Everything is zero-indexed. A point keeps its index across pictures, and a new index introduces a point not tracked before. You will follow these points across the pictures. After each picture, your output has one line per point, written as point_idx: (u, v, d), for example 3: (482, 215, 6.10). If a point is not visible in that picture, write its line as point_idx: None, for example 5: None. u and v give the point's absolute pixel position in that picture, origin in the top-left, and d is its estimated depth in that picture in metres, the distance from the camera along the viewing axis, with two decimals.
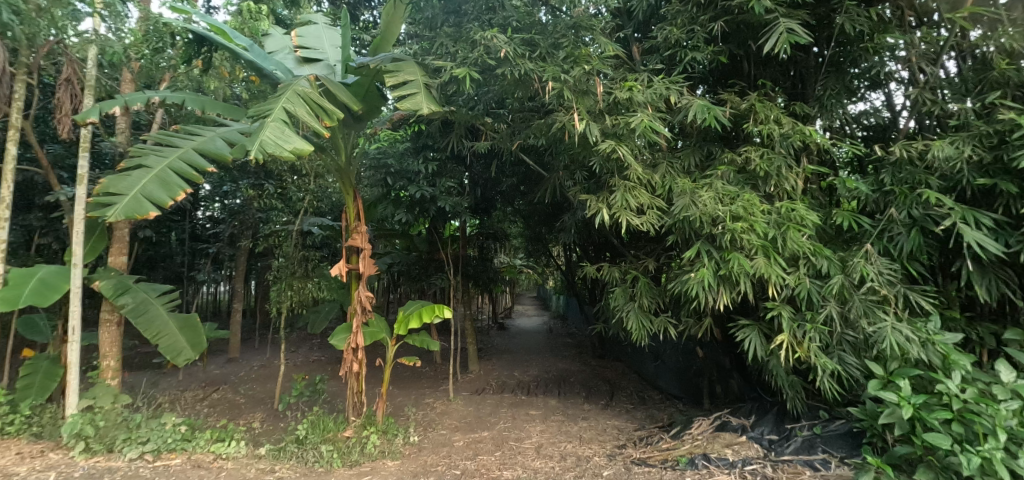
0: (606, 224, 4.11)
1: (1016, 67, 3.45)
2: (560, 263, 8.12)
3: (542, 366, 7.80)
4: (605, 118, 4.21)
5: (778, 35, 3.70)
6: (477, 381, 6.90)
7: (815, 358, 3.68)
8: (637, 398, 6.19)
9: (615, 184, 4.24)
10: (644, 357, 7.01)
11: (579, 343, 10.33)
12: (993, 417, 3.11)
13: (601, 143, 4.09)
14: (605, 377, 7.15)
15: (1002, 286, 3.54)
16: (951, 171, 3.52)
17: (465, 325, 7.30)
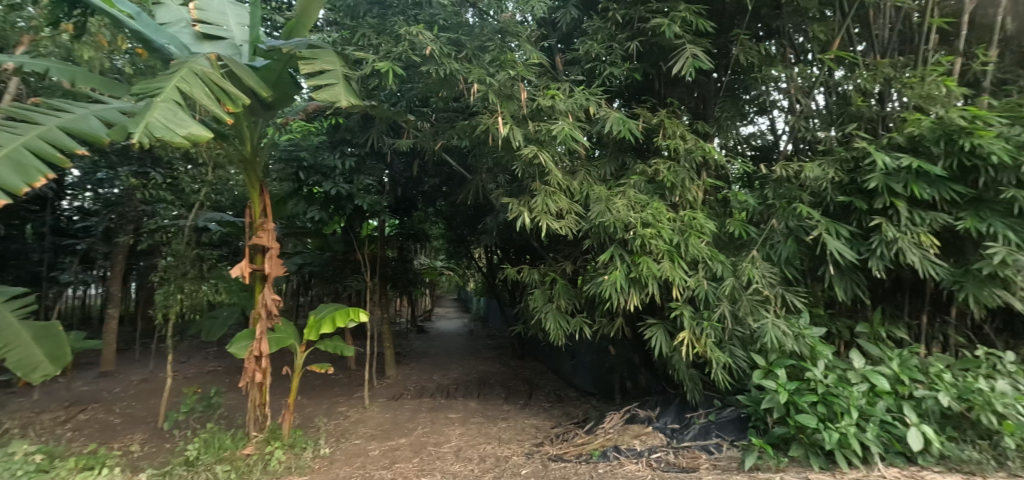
0: (528, 227, 4.23)
1: (868, 104, 4.09)
2: (481, 265, 8.14)
3: (461, 369, 7.74)
4: (529, 124, 4.33)
5: (685, 59, 4.09)
6: (394, 386, 6.68)
7: (711, 353, 4.09)
8: (554, 396, 6.39)
9: (536, 189, 4.39)
10: (562, 357, 7.23)
11: (498, 344, 10.41)
12: (848, 398, 3.66)
13: (524, 148, 4.20)
14: (524, 377, 7.29)
15: (856, 287, 4.18)
16: (819, 190, 4.10)
17: (382, 329, 7.05)
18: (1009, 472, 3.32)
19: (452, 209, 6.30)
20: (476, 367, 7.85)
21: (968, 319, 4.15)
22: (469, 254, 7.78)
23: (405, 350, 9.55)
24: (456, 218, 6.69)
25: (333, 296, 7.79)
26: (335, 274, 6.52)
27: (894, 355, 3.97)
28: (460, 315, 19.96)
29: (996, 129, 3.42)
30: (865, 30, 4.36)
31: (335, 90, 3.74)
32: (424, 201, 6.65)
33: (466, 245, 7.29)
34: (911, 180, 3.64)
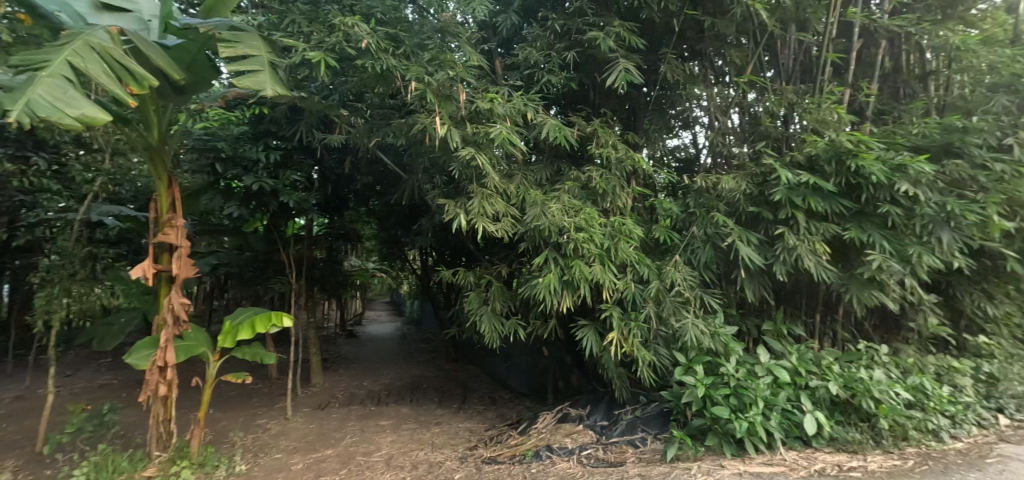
0: (464, 229, 4.21)
1: (775, 125, 4.53)
2: (416, 267, 8.03)
3: (393, 374, 7.54)
4: (467, 126, 4.31)
5: (618, 72, 4.28)
6: (320, 395, 6.36)
7: (638, 352, 4.32)
8: (488, 398, 6.40)
9: (473, 191, 4.39)
10: (495, 359, 7.25)
11: (433, 348, 10.28)
12: (755, 390, 4.01)
13: (461, 150, 4.18)
14: (455, 382, 7.21)
15: (763, 290, 4.62)
16: (733, 200, 4.47)
17: (308, 334, 6.70)
18: (884, 449, 3.78)
19: (386, 209, 6.13)
20: (408, 372, 7.67)
21: (852, 317, 4.72)
22: (404, 256, 7.61)
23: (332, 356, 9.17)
24: (390, 219, 6.49)
25: (253, 299, 7.30)
26: (256, 277, 6.13)
27: (793, 350, 4.42)
28: (393, 319, 19.43)
29: (876, 152, 3.88)
30: (774, 59, 4.82)
31: (259, 77, 3.51)
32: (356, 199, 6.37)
33: (401, 247, 7.15)
34: (807, 195, 4.05)
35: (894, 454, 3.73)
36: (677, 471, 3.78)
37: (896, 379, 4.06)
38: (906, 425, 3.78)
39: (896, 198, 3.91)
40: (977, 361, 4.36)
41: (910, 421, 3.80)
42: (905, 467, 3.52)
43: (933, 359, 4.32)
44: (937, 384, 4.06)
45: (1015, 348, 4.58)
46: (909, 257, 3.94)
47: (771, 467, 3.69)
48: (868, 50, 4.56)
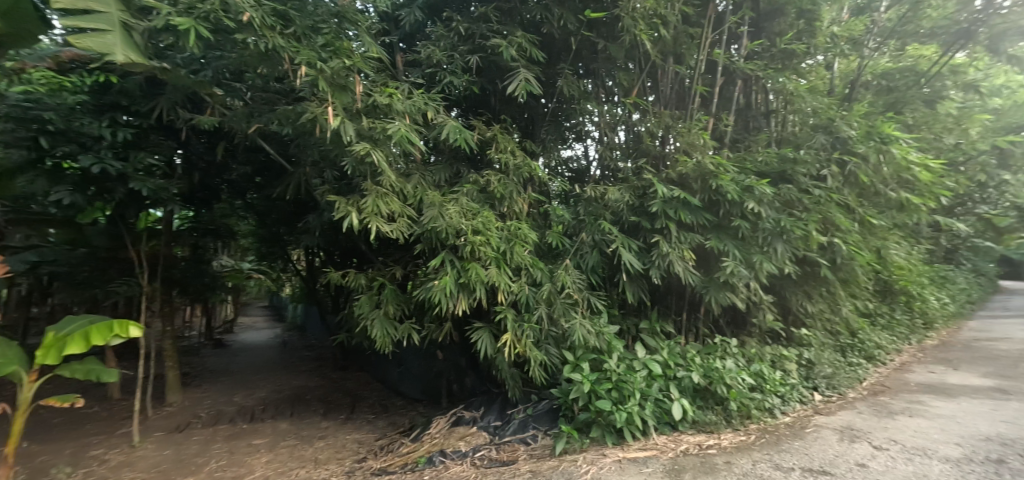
0: (356, 228, 3.98)
1: (654, 144, 5.03)
2: (301, 268, 7.53)
3: (269, 388, 6.92)
4: (362, 120, 4.09)
5: (518, 81, 4.41)
6: (177, 416, 5.60)
7: (530, 351, 4.47)
8: (379, 407, 6.15)
9: (366, 188, 4.17)
10: (386, 365, 6.92)
11: (318, 357, 9.66)
12: (633, 383, 4.39)
13: (355, 145, 3.96)
14: (339, 394, 6.75)
15: (641, 292, 5.08)
16: (618, 210, 4.82)
17: (166, 344, 6.01)
18: (734, 428, 4.38)
19: (266, 203, 5.59)
20: (287, 385, 7.08)
21: (711, 315, 5.44)
22: (286, 255, 6.99)
23: (194, 372, 8.20)
24: (271, 215, 5.92)
25: (92, 301, 6.28)
26: (93, 279, 5.57)
27: (664, 346, 4.94)
28: (270, 327, 17.77)
29: (732, 175, 4.53)
30: (655, 84, 5.30)
31: (106, 39, 3.03)
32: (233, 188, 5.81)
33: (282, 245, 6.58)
34: (678, 208, 4.55)
35: (740, 431, 4.35)
36: (565, 464, 3.98)
37: (743, 367, 4.78)
38: (749, 406, 4.46)
39: (745, 214, 4.59)
40: (800, 349, 5.31)
41: (752, 402, 4.50)
42: (749, 441, 4.14)
43: (770, 349, 5.17)
44: (772, 370, 4.87)
45: (825, 337, 5.67)
46: (753, 264, 4.65)
47: (645, 452, 4.08)
48: (727, 87, 5.37)
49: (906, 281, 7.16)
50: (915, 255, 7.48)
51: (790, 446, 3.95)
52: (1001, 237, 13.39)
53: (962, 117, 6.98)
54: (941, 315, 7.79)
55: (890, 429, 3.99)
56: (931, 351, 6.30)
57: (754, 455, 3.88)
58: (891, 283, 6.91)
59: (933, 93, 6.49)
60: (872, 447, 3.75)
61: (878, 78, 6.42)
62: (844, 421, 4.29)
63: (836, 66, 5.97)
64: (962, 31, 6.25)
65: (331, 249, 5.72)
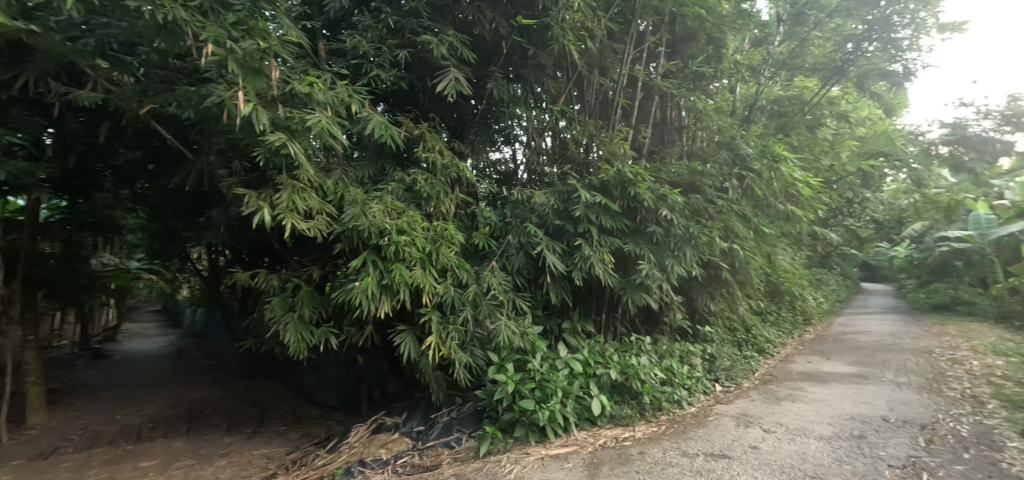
0: (268, 225, 3.67)
1: (578, 152, 5.24)
2: (200, 260, 6.98)
3: (160, 405, 6.24)
4: (278, 108, 3.79)
5: (448, 80, 4.36)
6: (40, 442, 4.86)
7: (455, 354, 4.41)
8: (290, 418, 5.77)
9: (281, 182, 3.87)
10: (298, 372, 6.47)
11: (220, 366, 8.87)
12: (555, 382, 4.51)
13: (269, 135, 3.66)
14: (242, 406, 6.20)
15: (564, 293, 5.25)
16: (543, 213, 4.94)
17: (27, 358, 5.22)
18: (647, 420, 4.68)
19: (162, 194, 5.04)
20: (181, 400, 6.41)
21: (628, 314, 5.77)
22: (184, 252, 6.58)
23: (64, 388, 7.19)
24: (167, 207, 5.33)
25: None
26: None
27: (585, 345, 5.13)
28: (164, 334, 16.02)
29: (648, 184, 4.85)
30: (581, 94, 5.48)
31: None
32: (117, 176, 5.11)
33: (181, 240, 6.00)
34: (600, 213, 4.76)
35: (653, 422, 4.66)
36: (489, 465, 3.99)
37: (655, 363, 5.14)
38: (660, 399, 4.79)
39: (660, 221, 4.93)
40: (704, 345, 5.82)
41: (663, 395, 4.84)
42: (660, 432, 4.45)
43: (679, 346, 5.61)
44: (680, 364, 5.29)
45: (726, 333, 6.26)
46: (665, 267, 5.02)
47: (567, 448, 4.21)
48: (646, 102, 5.75)
49: (790, 283, 8.14)
50: (797, 261, 8.51)
51: (695, 434, 4.31)
52: (860, 245, 15.63)
53: (835, 142, 8.07)
54: (816, 312, 8.95)
55: (776, 413, 4.53)
56: (809, 344, 7.20)
57: (664, 445, 4.18)
58: (778, 285, 7.80)
59: (813, 120, 7.48)
60: (762, 431, 4.22)
61: (772, 104, 7.41)
62: (740, 408, 4.78)
63: (738, 90, 6.64)
64: (837, 68, 7.72)
65: (239, 247, 5.27)
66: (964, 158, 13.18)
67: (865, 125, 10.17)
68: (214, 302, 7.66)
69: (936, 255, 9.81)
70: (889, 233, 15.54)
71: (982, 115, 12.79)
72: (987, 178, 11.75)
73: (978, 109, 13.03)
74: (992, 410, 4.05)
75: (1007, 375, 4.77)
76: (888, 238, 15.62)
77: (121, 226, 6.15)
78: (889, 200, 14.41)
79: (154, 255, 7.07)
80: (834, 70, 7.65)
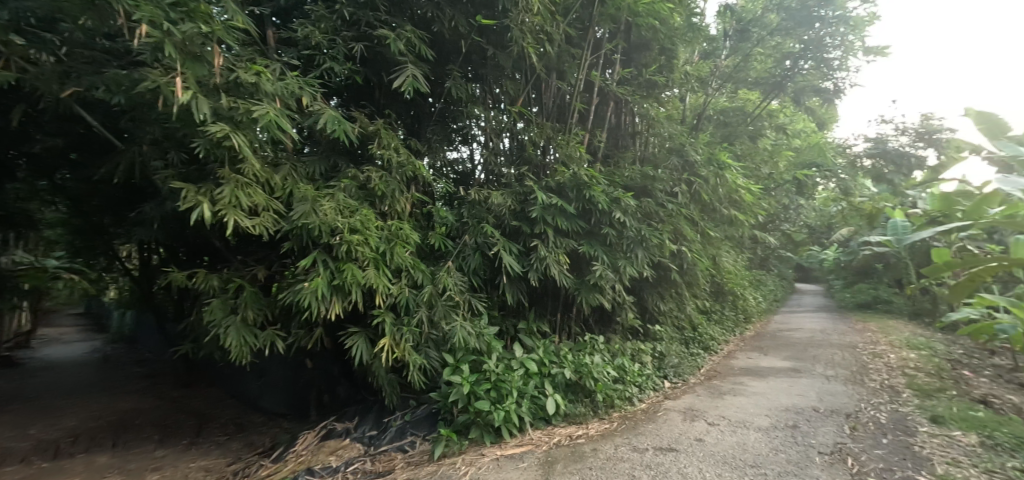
0: (208, 222, 3.43)
1: (536, 153, 5.29)
2: (129, 258, 6.47)
3: (79, 417, 5.73)
4: (221, 97, 3.55)
5: (405, 77, 4.27)
6: None
7: (409, 356, 4.32)
8: (231, 427, 5.45)
9: (224, 176, 3.63)
10: (240, 378, 6.13)
11: (151, 373, 8.26)
12: (511, 382, 4.51)
13: (210, 126, 3.42)
14: (177, 416, 5.81)
15: (520, 294, 5.28)
16: (500, 214, 4.94)
17: None
18: (600, 417, 4.79)
19: (88, 186, 4.63)
20: (104, 412, 5.91)
21: (582, 315, 5.90)
22: (111, 249, 6.07)
23: None
24: (93, 200, 4.90)
25: None
26: None
27: (540, 345, 5.18)
28: (86, 339, 14.74)
29: (602, 187, 4.97)
30: (539, 97, 5.54)
31: None
32: (32, 164, 4.63)
33: (107, 236, 5.53)
34: (556, 214, 4.84)
35: (605, 419, 4.78)
36: (444, 468, 3.94)
37: (608, 361, 5.28)
38: (613, 396, 4.92)
39: (613, 223, 5.07)
40: (654, 343, 6.04)
41: (615, 392, 4.98)
42: (612, 428, 4.57)
43: (630, 344, 5.78)
44: (631, 362, 5.46)
45: (674, 332, 6.53)
46: (618, 267, 5.17)
47: (522, 448, 4.23)
48: (602, 107, 5.89)
49: (732, 283, 8.60)
50: (739, 263, 9.02)
51: (646, 429, 4.47)
52: (793, 248, 16.75)
53: (774, 152, 8.64)
54: (756, 310, 9.51)
55: (719, 407, 4.77)
56: (749, 341, 7.64)
57: (616, 441, 4.30)
58: (722, 285, 8.23)
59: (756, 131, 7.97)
60: (707, 424, 4.43)
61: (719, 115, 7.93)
62: (686, 403, 4.99)
63: (687, 100, 6.97)
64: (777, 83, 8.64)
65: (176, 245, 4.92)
66: (885, 171, 14.33)
67: (799, 137, 10.94)
68: (146, 304, 7.14)
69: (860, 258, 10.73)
70: (820, 238, 16.69)
71: (899, 131, 13.99)
72: (902, 189, 12.90)
73: (896, 125, 14.29)
74: (906, 398, 4.48)
75: (918, 367, 5.30)
76: (818, 242, 16.96)
77: (35, 219, 5.59)
78: (819, 207, 15.53)
79: (74, 252, 6.48)
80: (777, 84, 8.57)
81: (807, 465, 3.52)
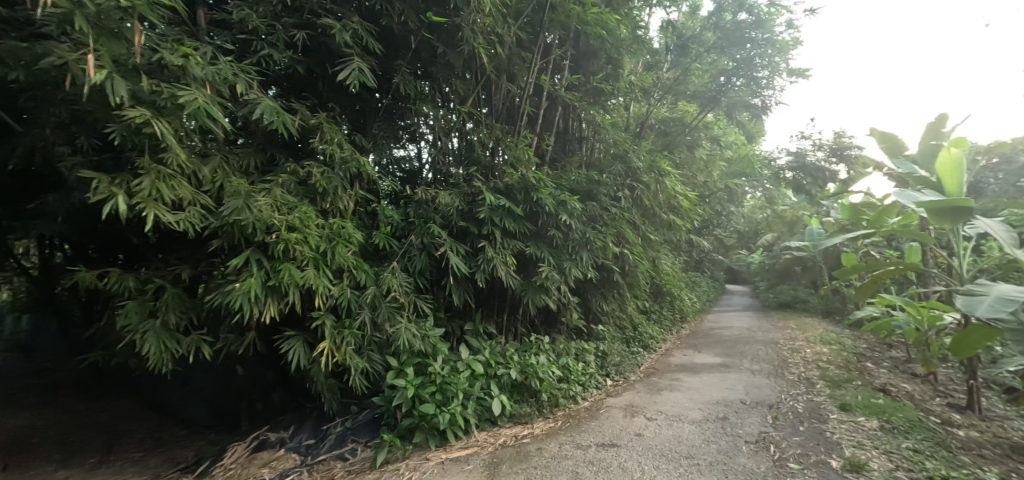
0: (124, 216, 3.11)
1: (484, 154, 5.30)
2: (25, 255, 5.75)
3: None
4: (141, 79, 3.22)
5: (351, 70, 4.10)
6: None
7: (350, 360, 4.14)
8: (148, 442, 4.99)
9: (143, 166, 3.30)
10: (161, 390, 5.61)
11: (52, 383, 7.41)
12: (457, 384, 4.46)
13: (127, 111, 3.12)
14: (84, 431, 5.24)
15: (466, 295, 5.24)
16: (448, 214, 4.87)
17: None
18: (544, 416, 4.86)
19: None
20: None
21: (528, 316, 5.96)
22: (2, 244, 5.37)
23: None
24: None
25: None
26: None
27: (486, 346, 5.16)
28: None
29: (549, 190, 5.06)
30: (488, 98, 5.54)
31: None
32: None
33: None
34: (503, 216, 4.87)
35: (549, 418, 4.86)
36: (387, 474, 3.83)
37: (553, 361, 5.38)
38: (557, 395, 5.02)
39: (558, 225, 5.19)
40: (596, 342, 6.22)
41: (559, 391, 5.08)
42: (557, 427, 4.65)
43: (574, 344, 5.93)
44: (575, 361, 5.60)
45: (616, 331, 6.76)
46: (564, 269, 5.29)
47: (467, 450, 4.20)
48: (551, 111, 6.00)
49: (670, 284, 9.06)
50: (676, 265, 9.50)
51: (589, 426, 4.59)
52: (722, 251, 17.88)
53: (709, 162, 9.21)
54: (690, 310, 10.06)
55: (656, 403, 5.01)
56: (685, 339, 8.07)
57: (560, 439, 4.38)
58: (660, 286, 8.65)
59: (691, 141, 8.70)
60: (646, 419, 4.64)
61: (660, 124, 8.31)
62: (627, 400, 5.19)
63: (631, 108, 7.29)
64: (712, 97, 9.20)
65: (86, 242, 4.43)
66: (804, 183, 15.21)
67: (730, 148, 11.73)
68: (46, 307, 6.39)
69: (783, 260, 11.64)
70: (747, 243, 17.89)
71: (816, 146, 15.30)
72: (818, 199, 14.13)
73: (814, 141, 15.60)
74: (819, 389, 4.94)
75: (830, 360, 5.86)
76: (745, 246, 18.18)
77: None
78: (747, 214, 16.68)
79: None
80: (710, 98, 9.10)
81: (734, 454, 3.79)
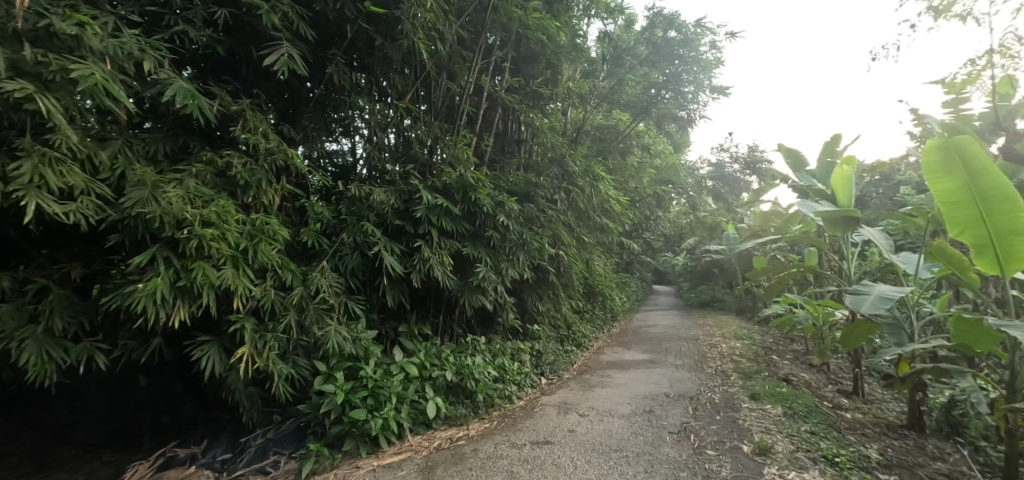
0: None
1: (422, 152, 5.19)
2: None
3: None
4: (23, 46, 2.77)
5: (279, 55, 3.81)
6: None
7: (273, 366, 3.85)
8: (23, 468, 4.33)
9: (22, 147, 2.83)
10: (34, 406, 4.86)
11: None
12: (390, 388, 4.29)
13: (4, 82, 2.67)
14: None
15: (400, 296, 5.07)
16: (382, 212, 4.69)
17: None
18: (480, 416, 4.84)
19: None
20: None
21: (465, 317, 5.91)
22: None
23: None
24: None
25: None
26: None
27: (421, 348, 5.04)
28: None
29: (487, 190, 5.05)
30: (427, 95, 5.42)
31: None
32: None
33: None
34: (440, 215, 4.78)
35: (484, 418, 4.85)
36: None
37: (488, 361, 5.38)
38: (492, 395, 5.02)
39: (495, 225, 5.20)
40: (532, 342, 6.31)
41: (495, 391, 5.08)
42: (492, 427, 4.65)
43: (510, 344, 5.97)
44: (510, 361, 5.64)
45: (551, 331, 6.90)
46: (501, 269, 5.31)
47: (401, 456, 4.07)
48: (490, 112, 6.00)
49: (603, 284, 9.43)
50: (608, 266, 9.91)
51: (524, 425, 4.64)
52: None
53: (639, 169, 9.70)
54: (620, 309, 10.54)
55: (588, 399, 5.19)
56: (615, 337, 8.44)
57: (496, 439, 4.39)
58: (593, 285, 9.02)
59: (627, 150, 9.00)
60: (578, 415, 4.79)
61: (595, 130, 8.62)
62: (560, 397, 5.32)
63: (568, 113, 7.48)
64: (643, 107, 9.68)
65: None
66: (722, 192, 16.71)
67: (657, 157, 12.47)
68: None
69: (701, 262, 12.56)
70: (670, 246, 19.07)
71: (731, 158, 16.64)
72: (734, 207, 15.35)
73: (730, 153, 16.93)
74: (733, 381, 5.39)
75: (742, 354, 6.41)
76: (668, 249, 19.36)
77: None
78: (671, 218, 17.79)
79: None
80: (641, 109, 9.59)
81: (659, 444, 4.02)
